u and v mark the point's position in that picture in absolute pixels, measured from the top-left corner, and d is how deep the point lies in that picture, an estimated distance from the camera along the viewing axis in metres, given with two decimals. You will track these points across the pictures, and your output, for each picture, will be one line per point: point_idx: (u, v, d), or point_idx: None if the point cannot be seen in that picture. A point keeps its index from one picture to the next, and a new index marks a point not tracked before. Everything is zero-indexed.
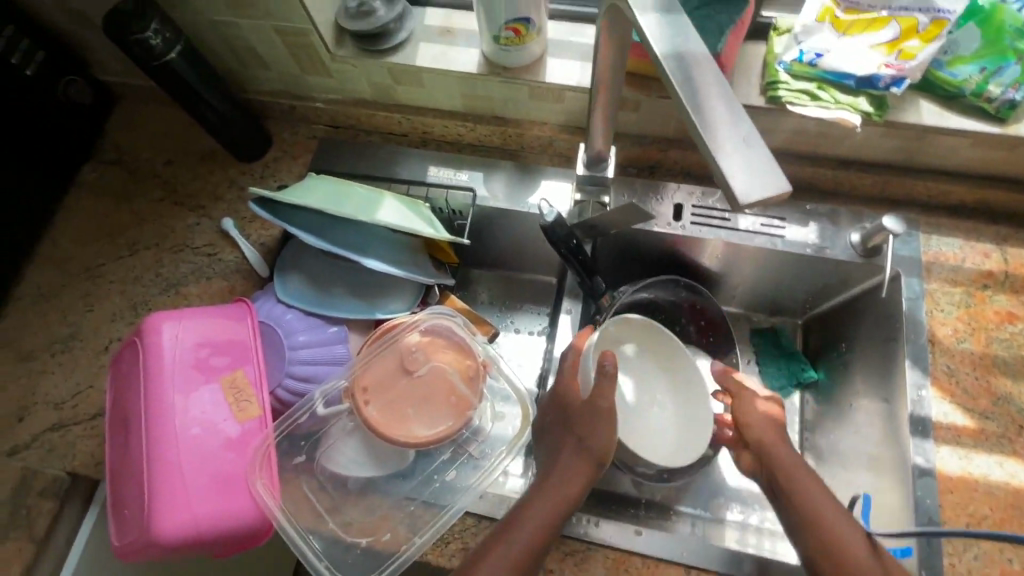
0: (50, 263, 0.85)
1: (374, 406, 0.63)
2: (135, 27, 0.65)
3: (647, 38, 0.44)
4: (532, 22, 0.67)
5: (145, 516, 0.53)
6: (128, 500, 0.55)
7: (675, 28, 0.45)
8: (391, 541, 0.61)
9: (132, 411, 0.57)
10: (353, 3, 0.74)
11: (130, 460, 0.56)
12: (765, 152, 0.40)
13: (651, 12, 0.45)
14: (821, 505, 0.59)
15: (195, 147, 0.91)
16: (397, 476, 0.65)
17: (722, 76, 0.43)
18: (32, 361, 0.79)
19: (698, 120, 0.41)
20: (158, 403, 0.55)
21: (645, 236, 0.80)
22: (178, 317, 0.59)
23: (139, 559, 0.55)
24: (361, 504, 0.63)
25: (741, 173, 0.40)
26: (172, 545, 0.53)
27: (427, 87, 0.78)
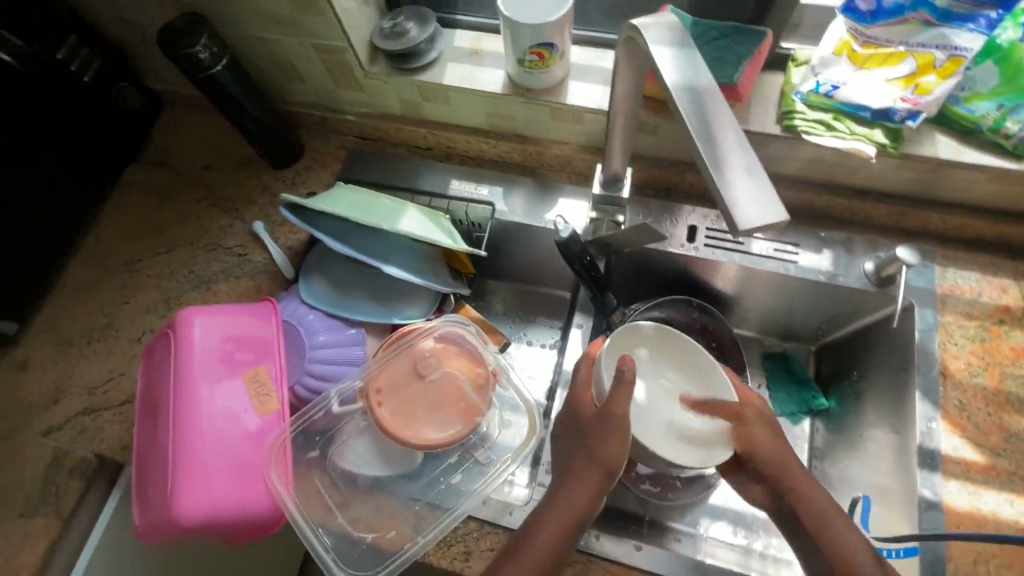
0: (93, 256, 0.90)
1: (386, 407, 0.65)
2: (186, 43, 0.70)
3: (659, 71, 0.47)
4: (556, 47, 0.69)
5: (167, 497, 0.56)
6: (153, 483, 0.58)
7: (688, 62, 0.47)
8: (396, 539, 0.63)
9: (161, 400, 0.61)
10: (387, 24, 0.78)
11: (156, 445, 0.59)
12: (769, 182, 0.42)
13: (665, 46, 0.48)
14: (829, 524, 0.59)
15: (233, 153, 0.96)
16: (404, 476, 0.66)
17: (730, 109, 0.45)
18: (70, 347, 0.83)
19: (705, 150, 0.43)
20: (184, 393, 0.59)
21: (658, 256, 0.81)
22: (207, 313, 0.63)
23: (157, 540, 0.58)
24: (368, 502, 0.65)
25: (744, 202, 0.41)
26: (190, 527, 0.56)
27: (453, 105, 0.81)
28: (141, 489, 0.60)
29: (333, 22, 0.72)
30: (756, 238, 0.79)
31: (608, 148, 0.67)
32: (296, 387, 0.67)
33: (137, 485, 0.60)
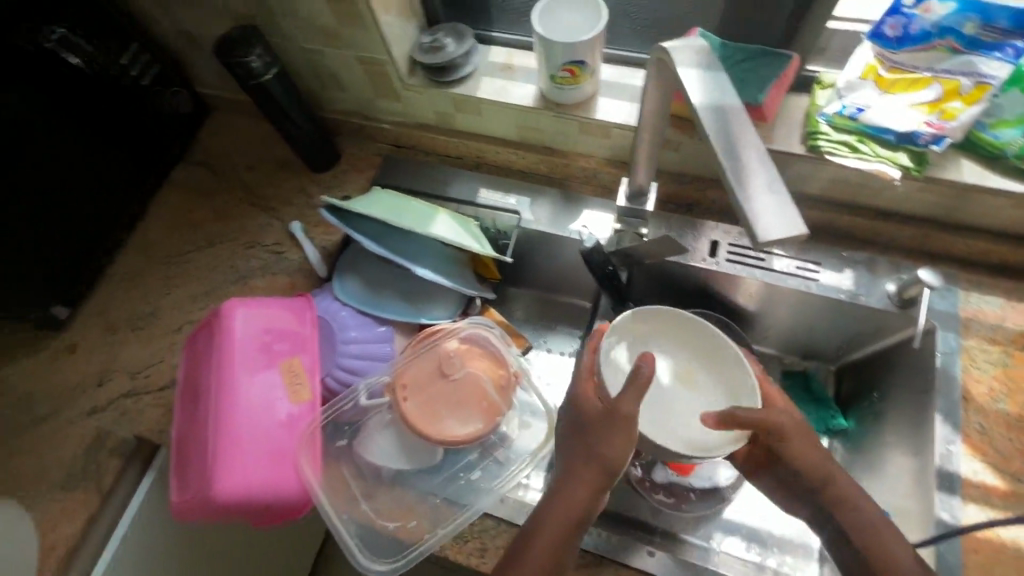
0: (140, 249, 0.96)
1: (411, 404, 0.68)
2: (240, 52, 0.75)
3: (687, 90, 0.49)
4: (587, 64, 0.72)
5: (205, 475, 0.59)
6: (193, 462, 0.62)
7: (715, 83, 0.49)
8: (415, 530, 0.65)
9: (203, 384, 0.65)
10: (427, 39, 0.82)
11: (197, 427, 0.63)
12: (789, 199, 0.44)
13: (693, 67, 0.50)
14: (876, 527, 0.60)
15: (274, 156, 1.01)
16: (424, 469, 0.69)
17: (754, 128, 0.47)
18: (116, 333, 0.89)
19: (729, 165, 0.45)
20: (225, 379, 0.62)
21: (679, 269, 0.83)
22: (248, 305, 0.67)
23: (194, 516, 0.61)
24: (389, 493, 0.68)
25: (764, 216, 0.43)
26: (225, 505, 0.59)
27: (485, 117, 0.85)
28: (181, 467, 0.64)
29: (375, 35, 0.76)
30: (778, 255, 0.80)
31: (634, 162, 0.70)
32: (327, 378, 0.71)
33: (178, 464, 0.64)
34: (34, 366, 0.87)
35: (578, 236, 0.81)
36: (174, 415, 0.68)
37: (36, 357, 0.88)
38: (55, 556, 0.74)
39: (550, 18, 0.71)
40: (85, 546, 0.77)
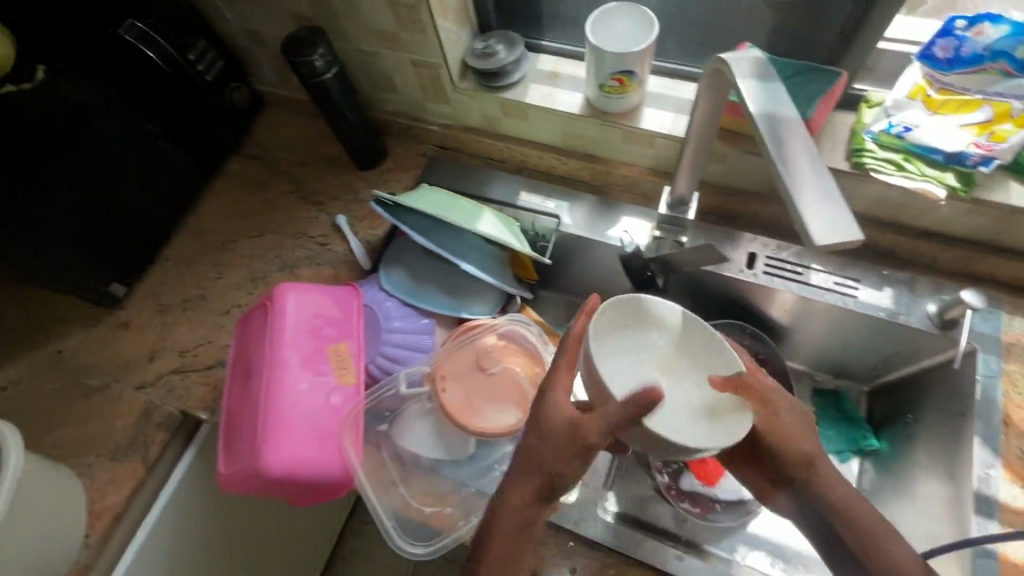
0: (193, 234, 1.00)
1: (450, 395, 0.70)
2: (305, 52, 0.79)
3: (744, 100, 0.51)
4: (635, 74, 0.74)
5: (255, 449, 0.62)
6: (243, 435, 0.65)
7: (771, 95, 0.51)
8: (450, 517, 0.66)
9: (255, 362, 0.68)
10: (479, 45, 0.85)
11: (248, 403, 0.66)
12: (844, 207, 0.45)
13: (750, 78, 0.51)
14: (872, 525, 0.59)
15: (323, 152, 1.05)
16: (457, 458, 0.71)
17: (809, 139, 0.49)
18: (168, 312, 0.93)
19: (785, 173, 0.47)
20: (277, 358, 0.65)
21: (715, 279, 0.84)
22: (300, 288, 0.70)
23: (240, 488, 0.64)
24: (424, 479, 0.70)
25: (820, 222, 0.44)
26: (273, 479, 0.61)
27: (531, 122, 0.87)
28: (229, 440, 0.67)
29: (432, 40, 0.80)
30: (815, 269, 0.81)
31: (676, 171, 0.71)
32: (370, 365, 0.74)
33: (226, 436, 0.67)
34: (89, 340, 0.92)
35: (618, 241, 0.83)
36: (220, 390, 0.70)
37: (92, 331, 0.93)
38: (102, 521, 0.78)
39: (603, 29, 0.73)
40: (129, 514, 0.81)
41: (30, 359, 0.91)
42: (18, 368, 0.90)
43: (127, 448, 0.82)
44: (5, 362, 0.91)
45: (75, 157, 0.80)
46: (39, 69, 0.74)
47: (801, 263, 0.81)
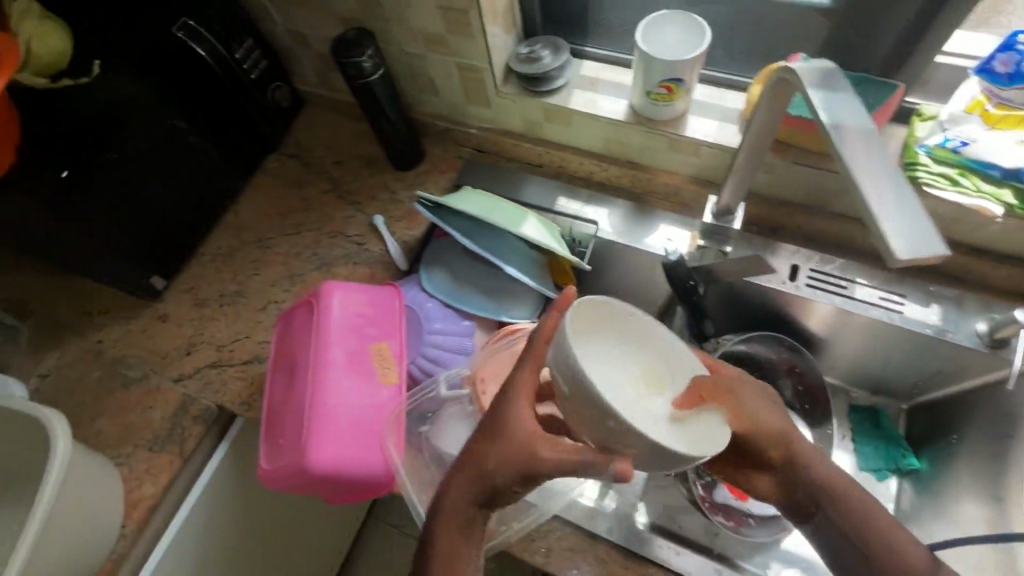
0: (231, 230, 1.01)
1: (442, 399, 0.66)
2: (354, 52, 0.80)
3: (814, 108, 0.50)
4: (684, 81, 0.73)
5: (302, 446, 0.63)
6: (288, 432, 0.66)
7: (845, 106, 0.50)
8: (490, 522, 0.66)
9: (301, 358, 0.68)
10: (524, 49, 0.85)
11: (294, 399, 0.67)
12: (925, 219, 0.44)
13: (819, 87, 0.51)
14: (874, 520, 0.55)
15: (361, 153, 1.06)
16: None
17: (885, 149, 0.47)
18: (205, 306, 0.94)
19: (862, 182, 0.45)
20: (324, 356, 0.66)
21: (756, 290, 0.83)
22: (345, 286, 0.70)
23: (285, 483, 0.65)
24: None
25: (901, 234, 0.43)
26: (318, 476, 0.62)
27: (573, 127, 0.87)
28: (274, 435, 0.68)
29: (479, 44, 0.80)
30: (860, 283, 0.79)
31: (725, 183, 0.71)
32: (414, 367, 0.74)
33: (271, 431, 0.68)
34: (129, 332, 0.93)
35: (663, 251, 0.82)
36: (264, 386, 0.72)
37: (132, 323, 0.94)
38: (138, 511, 0.79)
39: (653, 36, 0.73)
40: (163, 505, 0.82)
41: (70, 349, 0.93)
42: (60, 358, 0.92)
43: (163, 440, 0.83)
44: (47, 351, 0.92)
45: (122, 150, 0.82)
46: (96, 64, 0.77)
47: (845, 276, 0.80)
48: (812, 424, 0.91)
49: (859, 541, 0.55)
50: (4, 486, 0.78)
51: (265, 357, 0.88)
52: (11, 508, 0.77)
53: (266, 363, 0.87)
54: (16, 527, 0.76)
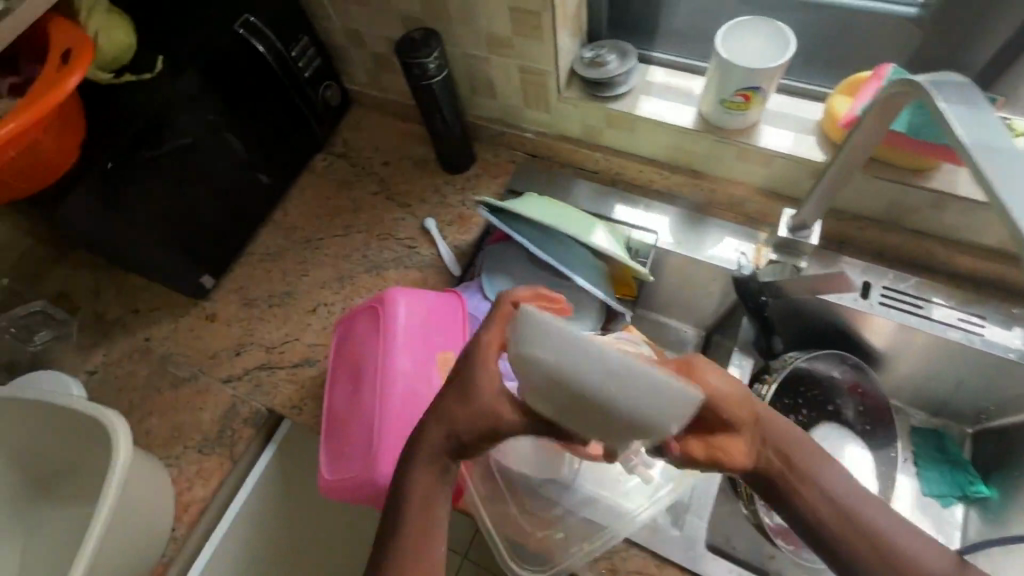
0: (279, 228, 1.00)
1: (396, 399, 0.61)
2: (420, 54, 0.78)
3: (947, 122, 0.45)
4: (762, 90, 0.71)
5: (374, 457, 0.63)
6: (354, 441, 0.66)
7: (979, 121, 0.45)
8: (563, 541, 0.66)
9: (366, 365, 0.68)
10: (589, 53, 0.83)
11: (359, 406, 0.66)
12: None
13: (950, 101, 0.46)
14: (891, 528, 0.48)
15: (409, 154, 1.04)
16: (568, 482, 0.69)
17: None
18: (254, 307, 0.93)
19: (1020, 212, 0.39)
20: (391, 364, 0.66)
21: (826, 307, 0.80)
22: (410, 293, 0.70)
23: (353, 492, 0.65)
24: (535, 500, 0.68)
25: None
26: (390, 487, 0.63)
27: (636, 134, 0.85)
28: (336, 443, 0.67)
29: (548, 48, 0.78)
30: (936, 303, 0.77)
31: (805, 201, 0.69)
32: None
33: (333, 438, 0.68)
34: (176, 330, 0.92)
35: (738, 265, 0.81)
36: (326, 390, 0.71)
37: (179, 321, 0.93)
38: (189, 514, 0.78)
39: (734, 43, 0.70)
40: (213, 508, 0.81)
41: (118, 345, 0.92)
42: (108, 355, 0.91)
43: (214, 442, 0.82)
44: (95, 347, 0.92)
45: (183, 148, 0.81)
46: (160, 61, 0.77)
47: (920, 296, 0.78)
48: (874, 447, 0.88)
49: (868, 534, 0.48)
50: (56, 485, 0.78)
51: (315, 360, 0.87)
52: (65, 506, 0.77)
53: (316, 366, 0.86)
54: (69, 526, 0.76)
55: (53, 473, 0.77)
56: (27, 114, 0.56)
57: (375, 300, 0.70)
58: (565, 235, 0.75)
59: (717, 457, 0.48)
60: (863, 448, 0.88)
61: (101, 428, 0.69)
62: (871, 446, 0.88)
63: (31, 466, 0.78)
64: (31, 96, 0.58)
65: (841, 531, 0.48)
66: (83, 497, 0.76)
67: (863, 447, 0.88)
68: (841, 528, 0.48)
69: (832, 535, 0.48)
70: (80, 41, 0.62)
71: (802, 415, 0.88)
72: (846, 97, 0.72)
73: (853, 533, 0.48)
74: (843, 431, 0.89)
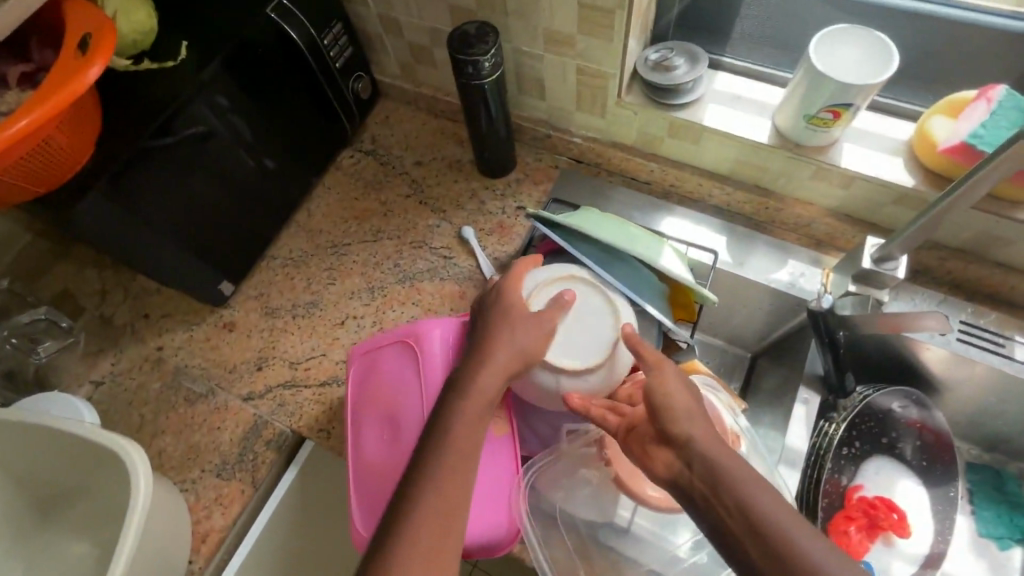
0: (302, 230, 0.93)
1: (425, 447, 0.53)
2: (475, 50, 0.70)
3: None
4: (854, 107, 0.64)
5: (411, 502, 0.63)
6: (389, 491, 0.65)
7: None
8: None
9: (402, 406, 0.68)
10: (654, 55, 0.76)
11: (398, 457, 0.66)
12: None
13: None
14: (773, 514, 0.44)
15: (443, 154, 0.97)
16: (640, 542, 0.63)
17: None
18: (276, 317, 0.86)
19: None
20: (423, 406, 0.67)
21: (899, 340, 0.76)
22: (437, 327, 0.69)
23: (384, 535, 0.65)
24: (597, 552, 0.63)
25: None
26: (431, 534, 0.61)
27: (700, 146, 0.78)
28: (365, 488, 0.66)
29: (616, 49, 0.71)
30: (1019, 341, 0.72)
31: (892, 239, 0.64)
32: (535, 421, 0.69)
33: (361, 487, 0.66)
34: (191, 339, 0.85)
35: (816, 296, 0.75)
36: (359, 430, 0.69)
37: (195, 330, 0.86)
38: (207, 546, 0.71)
39: (826, 53, 0.64)
40: (233, 537, 0.74)
41: (127, 354, 0.85)
42: (116, 365, 0.84)
43: (233, 466, 0.76)
44: (102, 355, 0.85)
45: (206, 145, 0.74)
46: (183, 47, 0.70)
47: (1001, 333, 0.73)
48: (929, 486, 0.84)
49: (748, 527, 0.45)
50: (62, 512, 0.71)
51: (343, 379, 0.80)
52: (72, 532, 0.70)
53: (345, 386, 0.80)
54: (76, 559, 0.69)
55: (62, 499, 0.71)
56: (43, 111, 0.50)
57: (406, 337, 0.70)
58: (632, 256, 0.69)
59: (646, 462, 0.53)
60: (916, 484, 0.84)
61: (114, 457, 0.62)
62: (926, 484, 0.83)
63: (32, 489, 0.71)
64: (48, 90, 0.52)
65: (760, 558, 0.44)
66: (93, 526, 0.69)
67: (918, 485, 0.84)
68: (752, 542, 0.44)
69: (748, 561, 0.44)
70: (98, 25, 0.54)
71: (854, 447, 0.83)
72: (946, 117, 0.66)
73: (773, 564, 0.43)
74: (899, 469, 0.84)
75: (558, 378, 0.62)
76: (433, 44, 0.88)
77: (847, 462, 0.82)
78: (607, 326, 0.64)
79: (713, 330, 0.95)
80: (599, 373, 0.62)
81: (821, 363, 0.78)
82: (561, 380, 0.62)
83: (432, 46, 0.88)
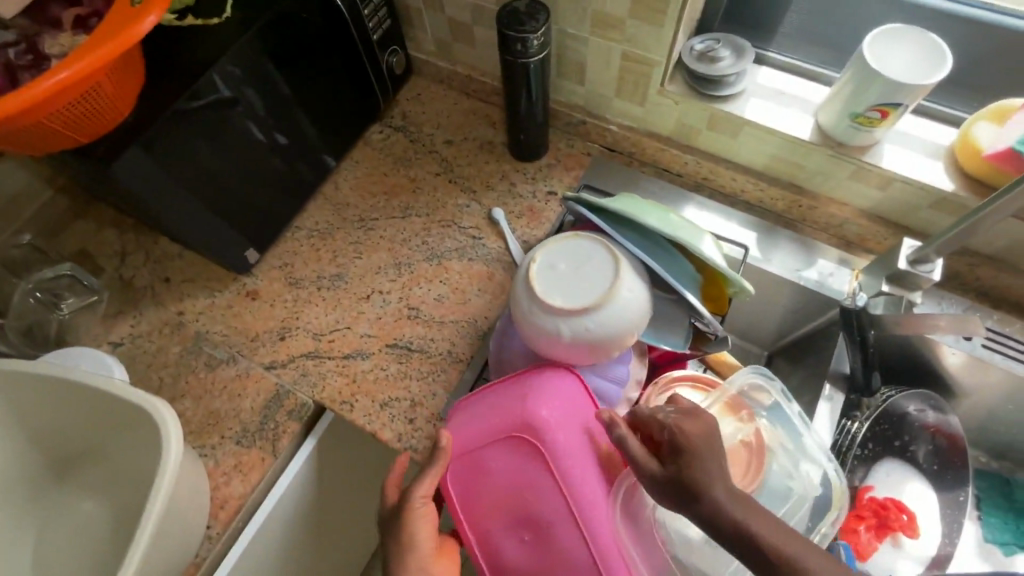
0: (330, 202, 0.92)
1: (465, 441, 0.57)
2: (525, 26, 0.69)
3: None
4: (903, 106, 0.64)
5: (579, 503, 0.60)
6: (445, 565, 0.62)
7: None
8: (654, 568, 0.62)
9: (538, 513, 0.61)
10: (699, 46, 0.76)
11: (553, 558, 0.61)
12: None
13: None
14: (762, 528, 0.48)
15: (474, 134, 0.96)
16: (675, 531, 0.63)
17: None
18: (301, 288, 0.85)
19: None
20: (575, 464, 0.61)
21: (923, 344, 0.77)
22: (553, 389, 0.64)
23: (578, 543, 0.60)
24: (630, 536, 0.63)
25: None
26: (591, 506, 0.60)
27: (739, 140, 0.79)
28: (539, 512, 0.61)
29: (666, 36, 0.71)
30: None
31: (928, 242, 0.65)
32: None
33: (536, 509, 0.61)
34: (212, 306, 0.84)
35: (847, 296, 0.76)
36: (498, 468, 0.64)
37: (217, 297, 0.85)
38: (225, 512, 0.71)
39: (879, 51, 0.64)
40: (251, 505, 0.74)
41: (147, 317, 0.84)
42: (137, 326, 0.83)
43: (254, 434, 0.75)
44: (123, 317, 0.83)
45: (231, 113, 0.71)
46: (229, 5, 0.69)
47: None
48: (938, 490, 0.85)
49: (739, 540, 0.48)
50: (84, 469, 0.70)
51: (367, 353, 0.80)
52: (92, 490, 0.70)
53: (368, 360, 0.79)
54: (94, 520, 0.69)
55: (84, 454, 0.70)
56: (94, 60, 0.49)
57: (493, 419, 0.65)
58: (675, 242, 0.69)
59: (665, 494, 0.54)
60: (926, 486, 0.84)
61: (144, 417, 0.61)
62: (935, 488, 0.84)
63: (50, 446, 0.70)
64: (102, 40, 0.50)
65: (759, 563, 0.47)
66: (113, 490, 0.69)
67: (929, 488, 0.85)
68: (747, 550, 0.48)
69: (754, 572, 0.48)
70: None
71: (867, 449, 0.82)
72: (991, 122, 0.68)
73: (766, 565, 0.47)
74: (911, 472, 0.85)
75: (551, 327, 0.63)
76: (474, 22, 0.87)
77: (859, 463, 0.82)
78: (608, 277, 0.64)
79: (735, 327, 0.95)
80: (598, 319, 0.62)
81: (847, 362, 0.78)
82: (561, 325, 0.63)
83: (473, 24, 0.87)
